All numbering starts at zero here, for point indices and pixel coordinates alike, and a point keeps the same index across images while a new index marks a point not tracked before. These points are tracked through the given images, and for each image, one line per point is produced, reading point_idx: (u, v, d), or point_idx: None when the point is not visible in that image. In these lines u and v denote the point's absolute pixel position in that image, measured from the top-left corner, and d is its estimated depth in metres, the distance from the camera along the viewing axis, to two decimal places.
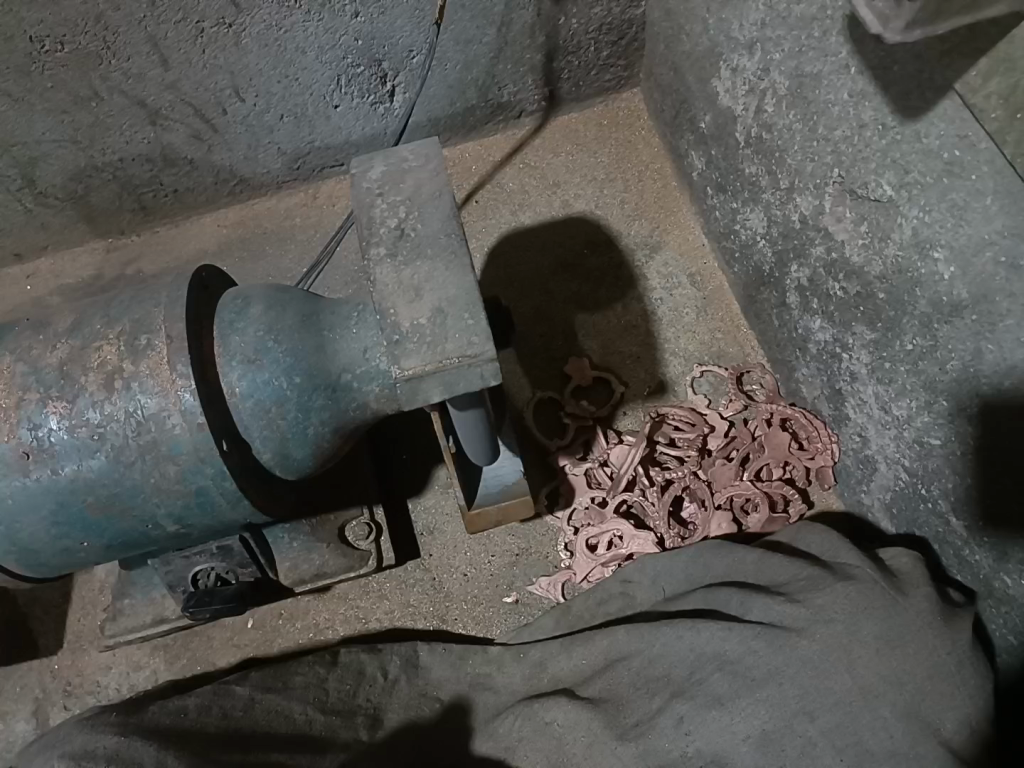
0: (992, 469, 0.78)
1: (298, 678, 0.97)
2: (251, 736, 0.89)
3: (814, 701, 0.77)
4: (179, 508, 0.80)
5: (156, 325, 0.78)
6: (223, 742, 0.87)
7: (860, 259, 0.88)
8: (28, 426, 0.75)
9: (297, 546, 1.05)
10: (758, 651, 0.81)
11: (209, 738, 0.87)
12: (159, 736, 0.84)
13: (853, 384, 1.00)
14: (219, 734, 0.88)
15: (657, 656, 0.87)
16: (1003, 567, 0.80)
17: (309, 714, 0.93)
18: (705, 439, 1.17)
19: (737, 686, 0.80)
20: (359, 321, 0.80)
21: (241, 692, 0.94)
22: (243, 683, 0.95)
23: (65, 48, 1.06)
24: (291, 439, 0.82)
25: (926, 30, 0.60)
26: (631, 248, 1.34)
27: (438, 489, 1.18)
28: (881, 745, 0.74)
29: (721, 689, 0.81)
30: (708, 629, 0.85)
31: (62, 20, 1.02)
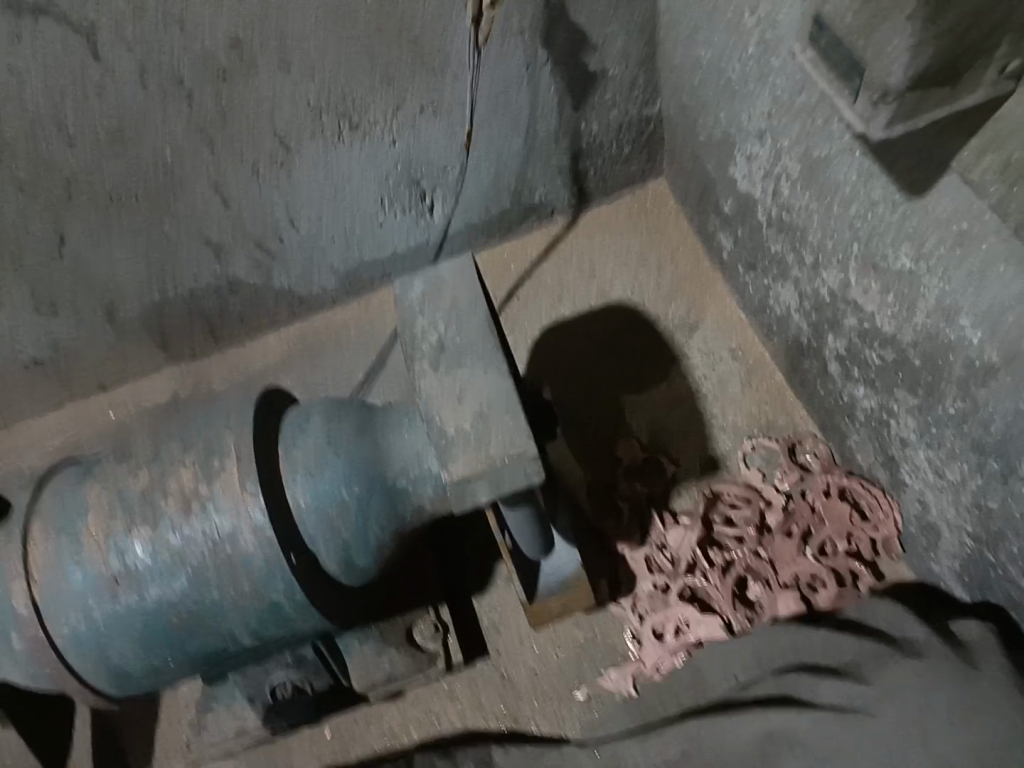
0: None
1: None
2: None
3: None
4: (253, 621, 0.84)
5: (227, 446, 0.84)
6: None
7: (892, 328, 0.90)
8: (116, 552, 0.81)
9: (367, 649, 1.09)
10: (832, 739, 0.82)
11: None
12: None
13: (905, 450, 0.99)
14: None
15: (732, 744, 0.88)
16: None
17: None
18: (763, 516, 1.16)
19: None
20: (409, 428, 0.86)
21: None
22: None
23: (140, 201, 1.18)
24: (355, 544, 0.87)
25: (910, 122, 0.63)
26: (671, 329, 1.38)
27: (501, 583, 1.20)
28: None
29: None
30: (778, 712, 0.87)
31: (139, 180, 1.16)
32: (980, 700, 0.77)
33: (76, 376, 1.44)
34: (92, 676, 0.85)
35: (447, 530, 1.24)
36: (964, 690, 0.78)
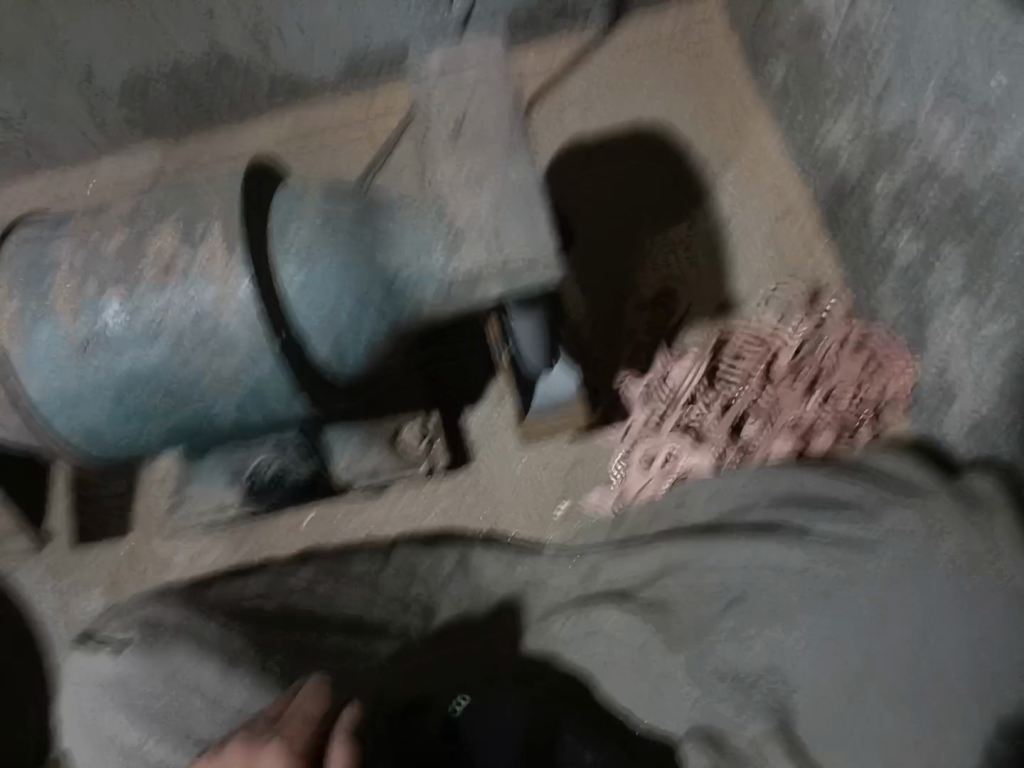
0: None
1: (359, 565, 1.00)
2: (315, 618, 0.93)
3: (878, 621, 0.79)
4: (237, 401, 0.80)
5: (212, 212, 0.76)
6: (288, 624, 0.92)
7: (962, 165, 0.81)
8: (88, 313, 0.75)
9: (354, 444, 1.08)
10: (813, 573, 0.84)
11: (272, 620, 0.92)
12: (231, 618, 0.90)
13: (940, 303, 0.93)
14: (281, 616, 0.92)
15: (714, 568, 0.90)
16: None
17: (366, 606, 0.95)
18: (771, 359, 1.13)
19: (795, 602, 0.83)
20: (416, 217, 0.77)
21: (303, 579, 0.98)
22: (305, 570, 0.99)
23: None
24: (347, 336, 0.80)
25: None
26: (703, 158, 1.26)
27: (491, 402, 1.16)
28: (954, 667, 0.74)
29: (778, 603, 0.84)
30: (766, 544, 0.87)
31: None
32: (974, 564, 0.77)
33: (45, 145, 1.30)
34: (63, 437, 0.82)
35: None
36: (961, 548, 0.78)
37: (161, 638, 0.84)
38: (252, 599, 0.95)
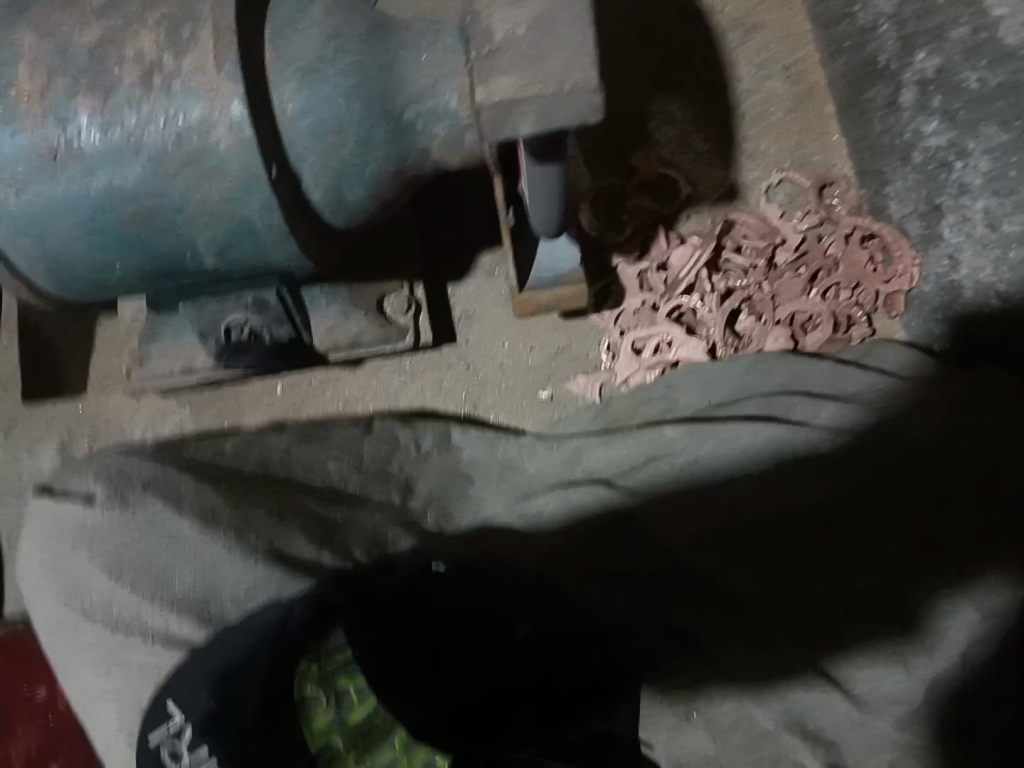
0: None
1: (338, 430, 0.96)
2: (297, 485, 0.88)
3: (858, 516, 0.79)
4: (222, 237, 0.73)
5: (201, 14, 0.67)
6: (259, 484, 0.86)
7: (1016, 41, 0.75)
8: (57, 118, 0.66)
9: (334, 309, 1.00)
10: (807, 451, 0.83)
11: (245, 476, 0.87)
12: (202, 473, 0.83)
13: (960, 198, 0.90)
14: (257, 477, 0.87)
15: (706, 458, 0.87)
16: None
17: (344, 473, 0.91)
18: (773, 252, 1.08)
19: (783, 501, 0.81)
20: (431, 45, 0.69)
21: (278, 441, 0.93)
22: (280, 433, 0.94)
23: None
24: (345, 177, 0.73)
25: None
26: (725, 25, 1.17)
27: (480, 275, 1.11)
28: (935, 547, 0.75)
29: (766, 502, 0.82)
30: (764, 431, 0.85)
31: None
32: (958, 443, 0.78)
33: None
34: (24, 264, 0.74)
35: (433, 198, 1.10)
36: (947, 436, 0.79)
37: (128, 490, 0.79)
38: (228, 453, 0.89)
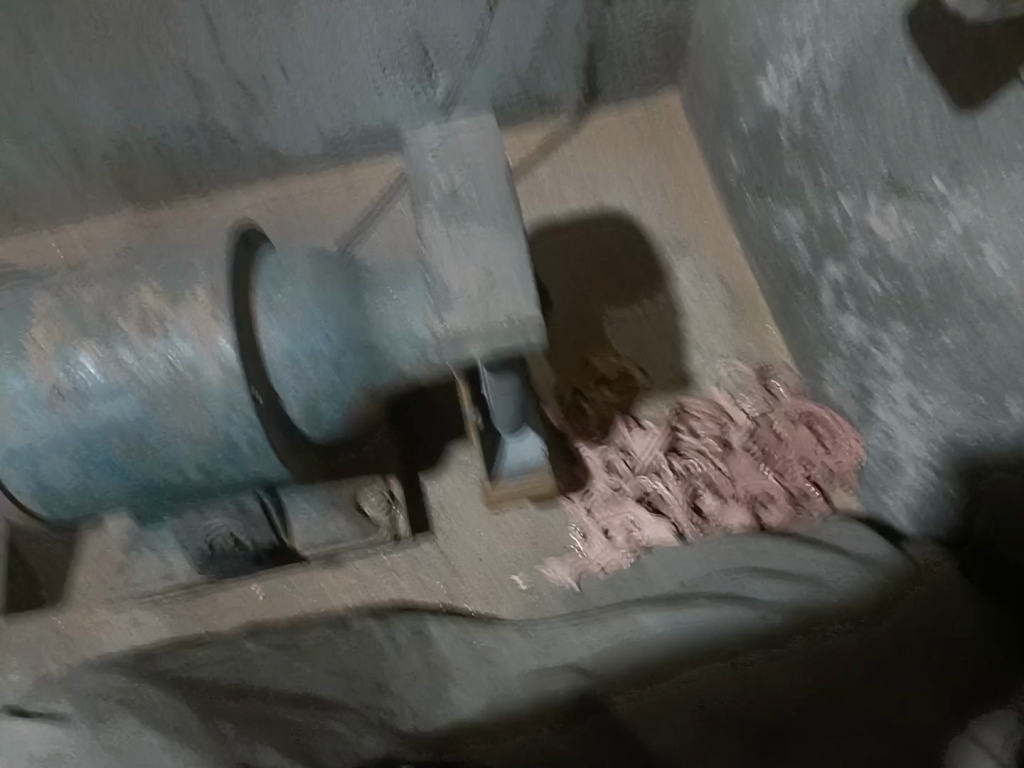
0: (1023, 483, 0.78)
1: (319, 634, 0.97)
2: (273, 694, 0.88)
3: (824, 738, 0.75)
4: (205, 457, 0.79)
5: (196, 272, 0.77)
6: (233, 691, 0.86)
7: (903, 256, 0.88)
8: (62, 365, 0.74)
9: (314, 511, 1.05)
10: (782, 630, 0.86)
11: (222, 688, 0.86)
12: (179, 685, 0.84)
13: (885, 386, 0.99)
14: (231, 688, 0.86)
15: (675, 655, 0.88)
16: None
17: (316, 677, 0.90)
18: (727, 434, 1.16)
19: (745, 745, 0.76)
20: (398, 285, 0.80)
21: (253, 648, 0.93)
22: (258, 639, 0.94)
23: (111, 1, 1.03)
24: (323, 395, 0.81)
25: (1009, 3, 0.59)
26: (661, 244, 1.34)
27: (455, 469, 1.18)
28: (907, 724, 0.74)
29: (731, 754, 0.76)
30: (740, 614, 0.89)
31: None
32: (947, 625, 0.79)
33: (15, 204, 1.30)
34: (18, 488, 0.79)
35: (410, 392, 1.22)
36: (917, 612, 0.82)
37: (104, 707, 0.79)
38: (208, 661, 0.90)
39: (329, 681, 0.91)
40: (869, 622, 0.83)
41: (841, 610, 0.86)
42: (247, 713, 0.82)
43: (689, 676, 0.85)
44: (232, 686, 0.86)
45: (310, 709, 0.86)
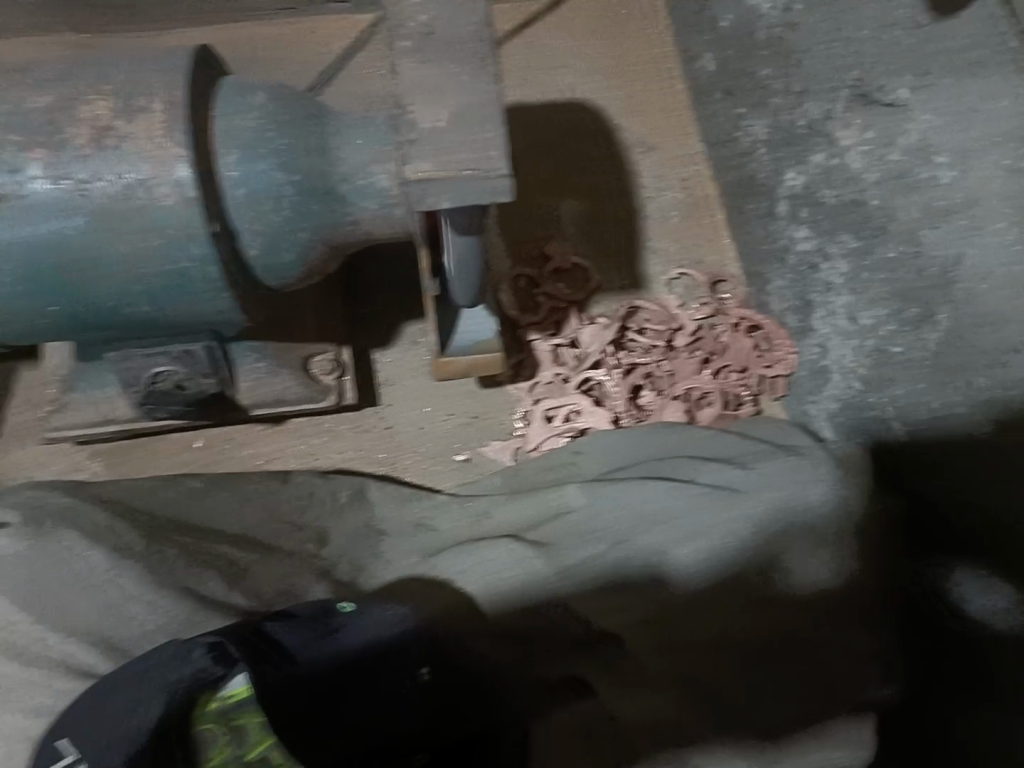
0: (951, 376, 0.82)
1: (261, 481, 0.98)
2: (212, 531, 0.90)
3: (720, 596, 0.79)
4: (156, 288, 0.78)
5: (156, 89, 0.74)
6: (170, 526, 0.87)
7: (860, 165, 0.90)
8: (8, 171, 0.71)
9: (262, 367, 1.04)
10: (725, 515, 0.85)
11: (154, 521, 0.87)
12: (120, 511, 0.85)
13: (825, 295, 1.04)
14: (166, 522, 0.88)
15: (600, 514, 0.92)
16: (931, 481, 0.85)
17: (257, 522, 0.93)
18: (672, 335, 1.19)
19: (651, 593, 0.81)
20: (365, 135, 0.79)
21: (196, 484, 0.94)
22: (198, 480, 0.95)
23: None
24: (280, 241, 0.80)
25: None
26: (630, 143, 1.35)
27: (403, 345, 1.19)
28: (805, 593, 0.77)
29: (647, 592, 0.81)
30: (686, 490, 0.87)
31: None
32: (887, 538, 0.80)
33: None
34: None
35: (369, 261, 1.20)
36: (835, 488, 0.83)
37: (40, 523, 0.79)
38: (147, 495, 0.91)
39: (268, 526, 0.94)
40: (785, 496, 0.83)
41: (758, 488, 0.85)
42: (187, 543, 0.84)
43: (623, 556, 0.84)
44: (174, 520, 0.89)
45: (249, 547, 0.89)
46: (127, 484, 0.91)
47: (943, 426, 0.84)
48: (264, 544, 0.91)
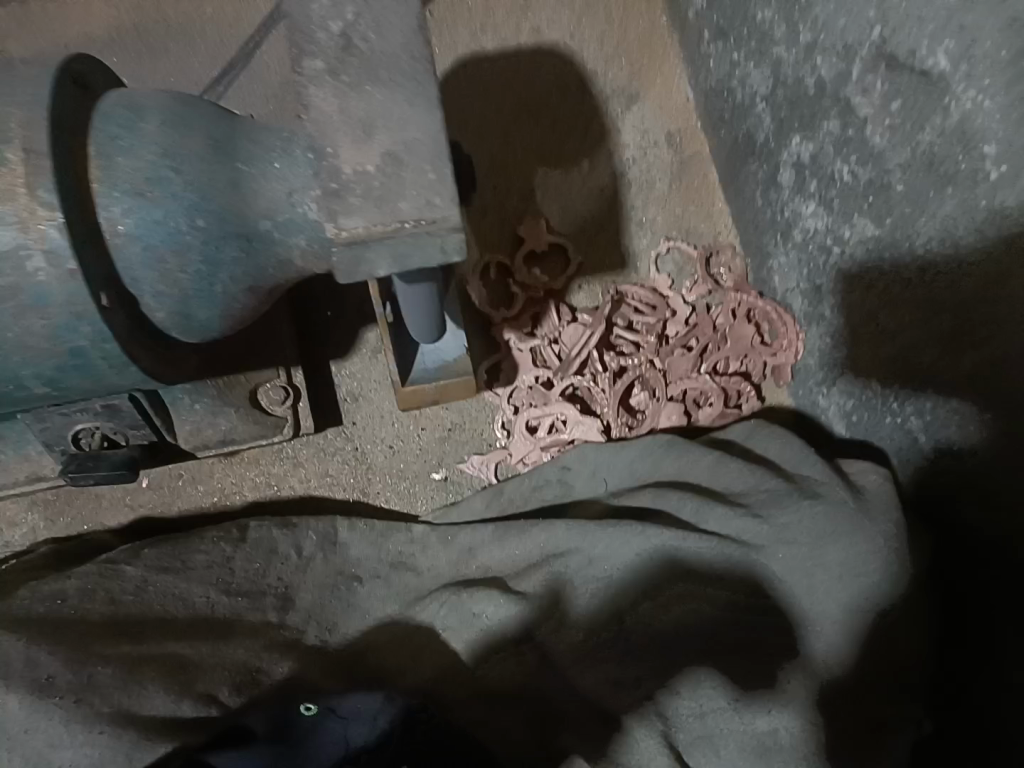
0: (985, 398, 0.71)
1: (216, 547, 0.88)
2: (162, 616, 0.81)
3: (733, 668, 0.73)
4: (50, 371, 0.65)
5: (8, 131, 0.58)
6: (108, 631, 0.77)
7: (883, 143, 0.76)
8: None
9: (201, 408, 0.92)
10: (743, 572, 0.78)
11: (92, 627, 0.77)
12: (50, 623, 0.76)
13: (838, 283, 0.91)
14: (104, 623, 0.78)
15: (599, 558, 0.83)
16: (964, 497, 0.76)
17: (211, 597, 0.84)
18: (664, 326, 1.08)
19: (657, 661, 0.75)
20: (284, 156, 0.63)
21: (136, 566, 0.84)
22: (136, 561, 0.85)
23: None
24: (194, 298, 0.67)
25: None
26: (606, 95, 1.18)
27: (366, 354, 1.07)
28: (828, 671, 0.72)
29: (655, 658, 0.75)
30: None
31: None
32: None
33: None
34: None
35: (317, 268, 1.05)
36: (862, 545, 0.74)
37: None
38: (72, 594, 0.80)
39: (224, 596, 0.84)
40: (800, 553, 0.76)
41: (773, 546, 0.77)
42: (124, 653, 0.74)
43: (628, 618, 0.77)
44: (115, 614, 0.79)
45: (205, 631, 0.80)
46: (56, 579, 0.81)
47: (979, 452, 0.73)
48: (222, 622, 0.82)
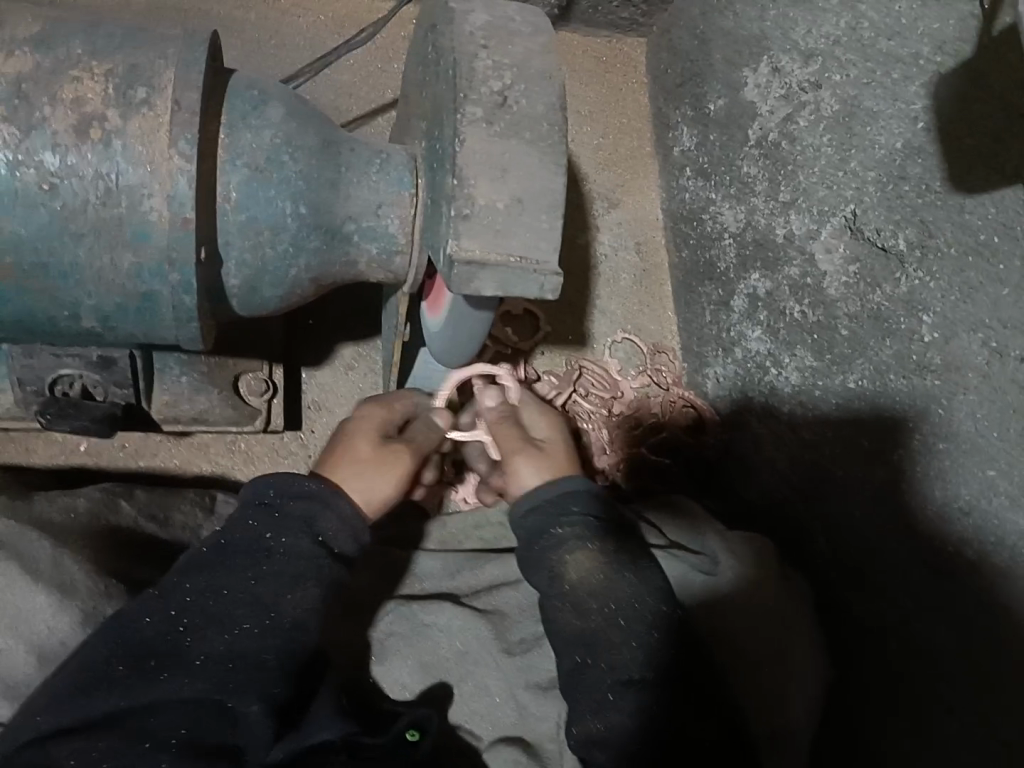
0: (876, 491, 0.90)
1: (178, 498, 0.95)
2: (104, 540, 0.85)
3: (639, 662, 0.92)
4: (111, 307, 0.65)
5: (160, 80, 0.62)
6: (109, 545, 0.84)
7: (836, 294, 0.95)
8: None
9: (184, 382, 0.92)
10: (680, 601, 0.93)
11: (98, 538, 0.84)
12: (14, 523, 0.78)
13: (769, 397, 1.09)
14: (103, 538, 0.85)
15: None
16: (856, 556, 0.93)
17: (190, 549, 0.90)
18: (612, 403, 1.24)
19: None
20: (381, 170, 0.72)
21: (124, 507, 0.90)
22: (128, 501, 0.91)
23: None
24: (268, 275, 0.71)
25: None
26: (592, 195, 1.34)
27: (336, 368, 1.10)
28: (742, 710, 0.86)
29: None
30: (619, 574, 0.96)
31: None
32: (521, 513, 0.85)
33: None
34: None
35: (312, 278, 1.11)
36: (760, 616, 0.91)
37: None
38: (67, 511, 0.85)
39: (158, 535, 0.90)
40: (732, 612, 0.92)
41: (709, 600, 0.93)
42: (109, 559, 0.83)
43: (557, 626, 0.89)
44: (62, 534, 0.82)
45: (129, 559, 0.84)
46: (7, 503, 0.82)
47: (872, 535, 0.91)
48: (160, 547, 0.88)
